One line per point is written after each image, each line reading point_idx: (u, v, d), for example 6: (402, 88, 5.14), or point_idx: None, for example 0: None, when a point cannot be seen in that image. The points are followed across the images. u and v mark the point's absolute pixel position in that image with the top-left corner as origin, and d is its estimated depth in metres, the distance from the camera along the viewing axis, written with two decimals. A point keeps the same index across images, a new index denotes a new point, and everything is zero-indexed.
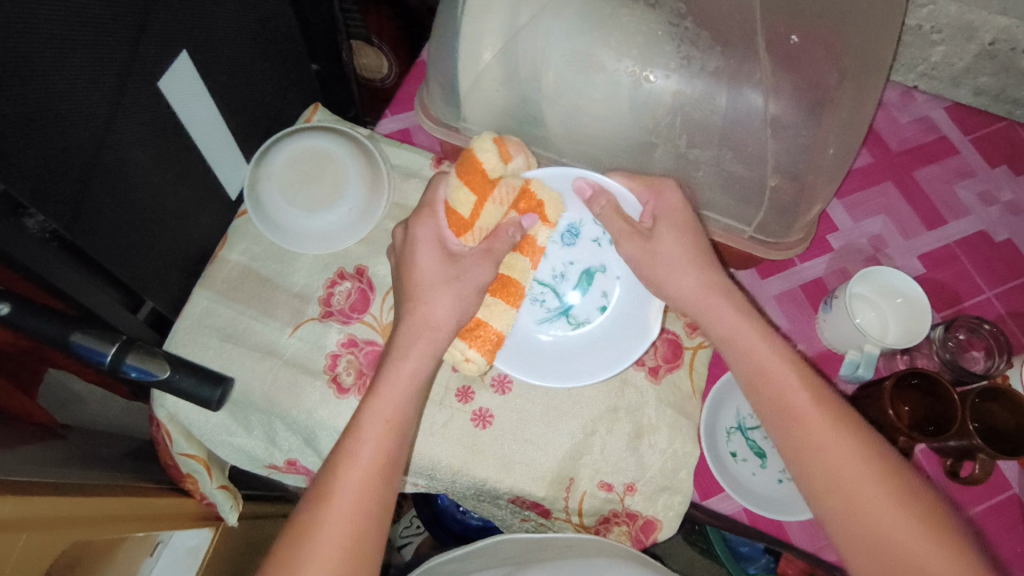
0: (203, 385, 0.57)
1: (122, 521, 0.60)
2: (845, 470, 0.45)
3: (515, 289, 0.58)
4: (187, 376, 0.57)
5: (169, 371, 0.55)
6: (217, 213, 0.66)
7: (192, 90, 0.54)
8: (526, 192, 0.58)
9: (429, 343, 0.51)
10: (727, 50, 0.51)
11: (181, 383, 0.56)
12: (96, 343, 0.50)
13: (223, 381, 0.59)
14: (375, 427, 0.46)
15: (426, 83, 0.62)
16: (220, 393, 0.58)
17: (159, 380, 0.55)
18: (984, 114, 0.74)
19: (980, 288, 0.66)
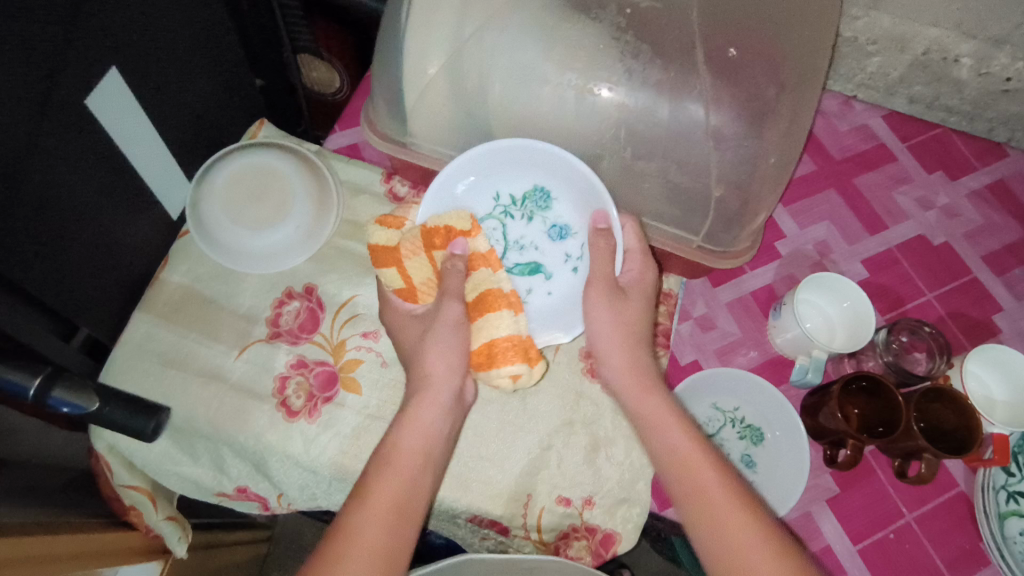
0: (135, 416, 0.55)
1: (59, 562, 0.56)
2: (742, 542, 0.42)
3: (495, 295, 0.53)
4: (119, 408, 0.54)
5: (99, 404, 0.53)
6: (157, 234, 0.63)
7: (125, 108, 0.52)
8: (430, 230, 0.55)
9: (452, 358, 0.53)
10: (667, 63, 0.52)
11: (112, 415, 0.54)
12: (20, 377, 0.48)
13: (157, 412, 0.57)
14: (417, 432, 0.49)
15: (372, 99, 0.61)
16: (154, 424, 0.56)
17: (90, 414, 0.52)
18: (918, 121, 0.77)
19: (920, 290, 0.68)
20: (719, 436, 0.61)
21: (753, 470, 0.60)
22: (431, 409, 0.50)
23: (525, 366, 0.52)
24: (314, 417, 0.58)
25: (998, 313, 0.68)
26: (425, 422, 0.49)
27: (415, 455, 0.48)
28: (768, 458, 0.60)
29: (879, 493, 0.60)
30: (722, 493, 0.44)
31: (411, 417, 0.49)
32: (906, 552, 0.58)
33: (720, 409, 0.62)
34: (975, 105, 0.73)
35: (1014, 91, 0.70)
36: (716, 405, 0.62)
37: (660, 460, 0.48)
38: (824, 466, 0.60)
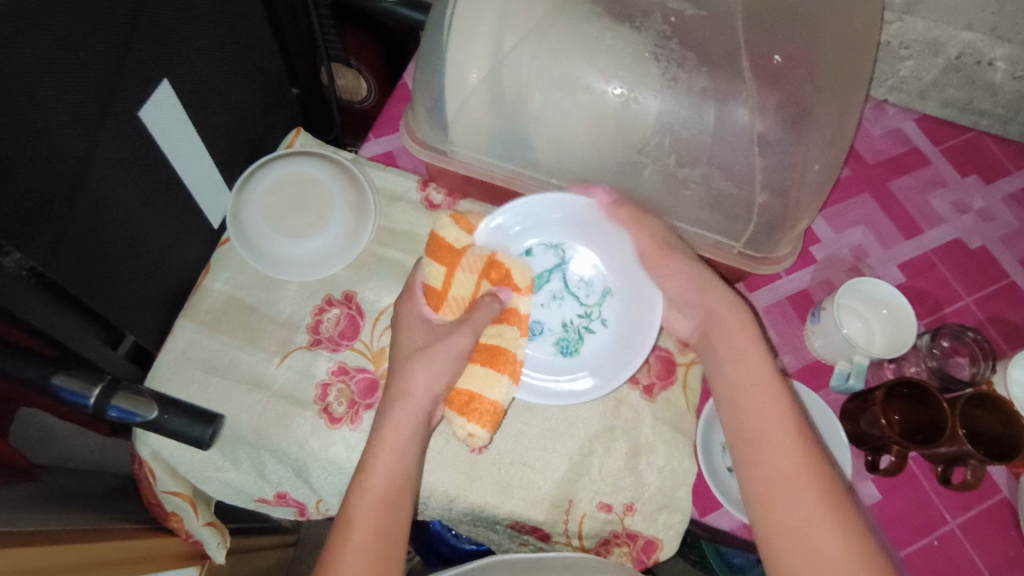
0: (192, 423, 0.55)
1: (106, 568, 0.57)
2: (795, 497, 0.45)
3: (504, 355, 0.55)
4: (177, 416, 0.55)
5: (158, 412, 0.53)
6: (199, 243, 0.64)
7: (174, 119, 0.53)
8: (494, 262, 0.58)
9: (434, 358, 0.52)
10: (711, 70, 0.52)
11: (170, 423, 0.54)
12: (79, 386, 0.49)
13: (213, 420, 0.56)
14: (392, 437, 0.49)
15: (412, 106, 0.61)
16: (211, 431, 0.56)
17: (148, 422, 0.53)
18: (952, 125, 0.77)
19: (958, 295, 0.68)
20: None
21: None
22: (400, 435, 0.50)
23: (488, 432, 0.53)
24: (356, 424, 0.59)
25: None
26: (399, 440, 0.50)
27: (389, 479, 0.48)
28: None
29: (922, 501, 0.59)
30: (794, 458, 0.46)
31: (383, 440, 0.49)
32: (950, 558, 0.58)
33: None
34: (1009, 108, 0.73)
35: None
36: None
37: (748, 431, 0.48)
38: (866, 471, 0.60)
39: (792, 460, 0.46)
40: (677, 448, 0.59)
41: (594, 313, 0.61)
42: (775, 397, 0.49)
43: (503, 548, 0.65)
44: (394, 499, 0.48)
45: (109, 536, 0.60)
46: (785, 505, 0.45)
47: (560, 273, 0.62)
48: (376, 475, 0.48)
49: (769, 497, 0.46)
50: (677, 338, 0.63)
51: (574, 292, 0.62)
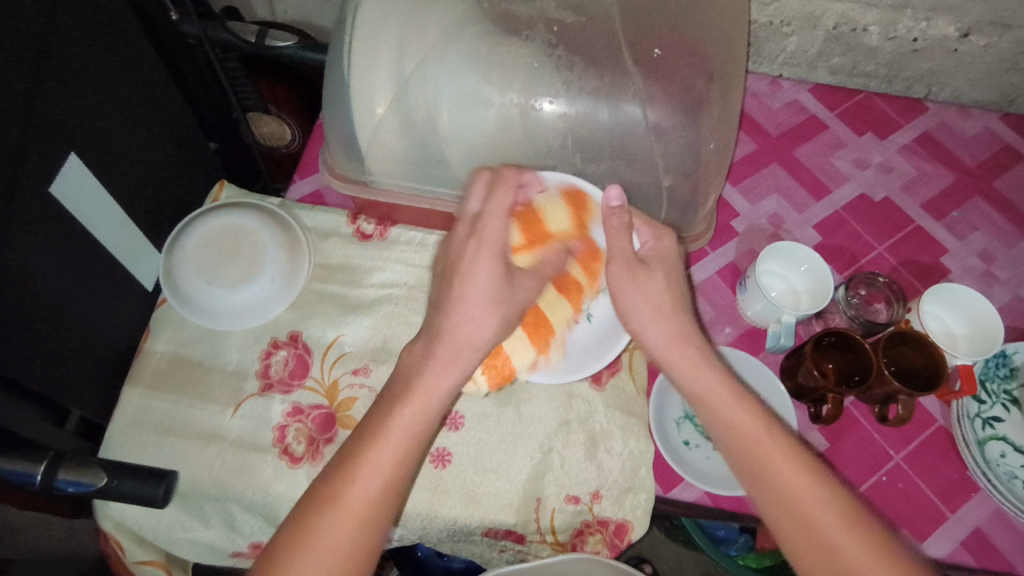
0: (144, 484, 0.53)
1: None
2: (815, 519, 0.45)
3: (547, 333, 0.54)
4: (127, 479, 0.53)
5: (107, 478, 0.51)
6: (136, 308, 0.64)
7: (88, 189, 0.54)
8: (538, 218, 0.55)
9: (481, 337, 0.48)
10: (600, 70, 0.56)
11: (121, 488, 0.52)
12: (23, 465, 0.48)
13: (165, 476, 0.55)
14: (443, 361, 0.47)
15: (327, 145, 0.63)
16: (164, 488, 0.54)
17: (100, 491, 0.51)
18: (842, 89, 0.82)
19: (871, 245, 0.72)
20: None
21: None
22: (448, 363, 0.47)
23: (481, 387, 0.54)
24: (317, 459, 0.59)
25: (945, 255, 0.72)
26: (418, 416, 0.46)
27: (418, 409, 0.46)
28: None
29: (867, 441, 0.63)
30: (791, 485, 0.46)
31: (404, 407, 0.46)
32: (900, 491, 0.61)
33: None
34: (890, 67, 0.79)
35: (922, 49, 0.76)
36: None
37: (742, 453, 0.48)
38: (811, 422, 0.63)
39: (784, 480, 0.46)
40: (633, 430, 0.61)
41: None
42: (732, 407, 0.49)
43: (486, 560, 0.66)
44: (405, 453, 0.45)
45: None
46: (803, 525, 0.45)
47: None
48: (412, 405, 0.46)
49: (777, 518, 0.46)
50: None
51: None
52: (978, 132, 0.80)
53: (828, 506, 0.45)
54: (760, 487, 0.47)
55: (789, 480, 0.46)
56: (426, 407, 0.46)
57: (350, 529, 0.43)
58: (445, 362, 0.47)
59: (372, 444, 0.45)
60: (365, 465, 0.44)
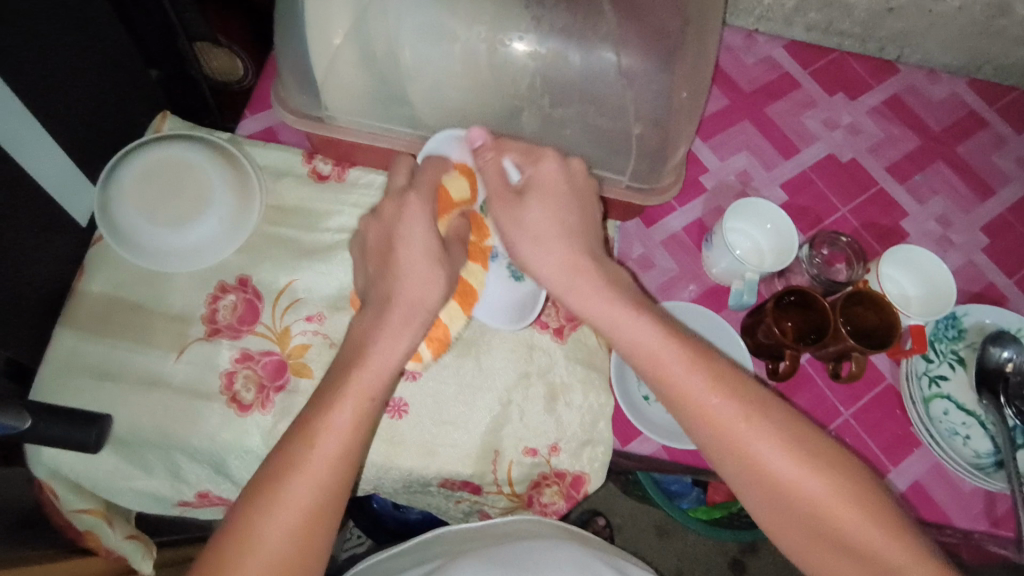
0: (75, 428, 0.51)
1: None
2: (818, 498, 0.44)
3: (474, 297, 0.56)
4: (55, 423, 0.50)
5: (30, 421, 0.49)
6: (68, 245, 0.59)
7: (8, 110, 0.48)
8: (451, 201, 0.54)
9: (406, 318, 0.48)
10: (573, 6, 0.53)
11: (48, 432, 0.50)
12: None
13: (98, 420, 0.53)
14: (392, 330, 0.47)
15: (279, 77, 0.58)
16: (97, 433, 0.53)
17: (22, 434, 0.49)
18: (816, 47, 0.81)
19: (835, 206, 0.73)
20: None
21: None
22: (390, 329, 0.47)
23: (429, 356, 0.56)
24: (267, 407, 0.57)
25: (905, 218, 0.73)
26: (373, 376, 0.46)
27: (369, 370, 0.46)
28: None
29: (819, 399, 0.64)
30: (783, 464, 0.45)
31: (346, 385, 0.45)
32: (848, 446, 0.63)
33: None
34: (865, 26, 0.78)
35: (897, 9, 0.75)
36: None
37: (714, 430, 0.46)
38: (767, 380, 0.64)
39: (777, 454, 0.45)
40: (593, 383, 0.61)
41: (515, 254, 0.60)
42: (692, 376, 0.47)
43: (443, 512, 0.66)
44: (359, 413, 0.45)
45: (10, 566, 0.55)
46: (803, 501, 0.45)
47: None
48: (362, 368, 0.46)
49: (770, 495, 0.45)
50: None
51: None
52: (945, 97, 0.80)
53: (835, 486, 0.44)
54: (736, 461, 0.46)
55: (806, 477, 0.45)
56: (368, 385, 0.45)
57: (311, 501, 0.42)
58: (394, 325, 0.47)
59: (323, 418, 0.44)
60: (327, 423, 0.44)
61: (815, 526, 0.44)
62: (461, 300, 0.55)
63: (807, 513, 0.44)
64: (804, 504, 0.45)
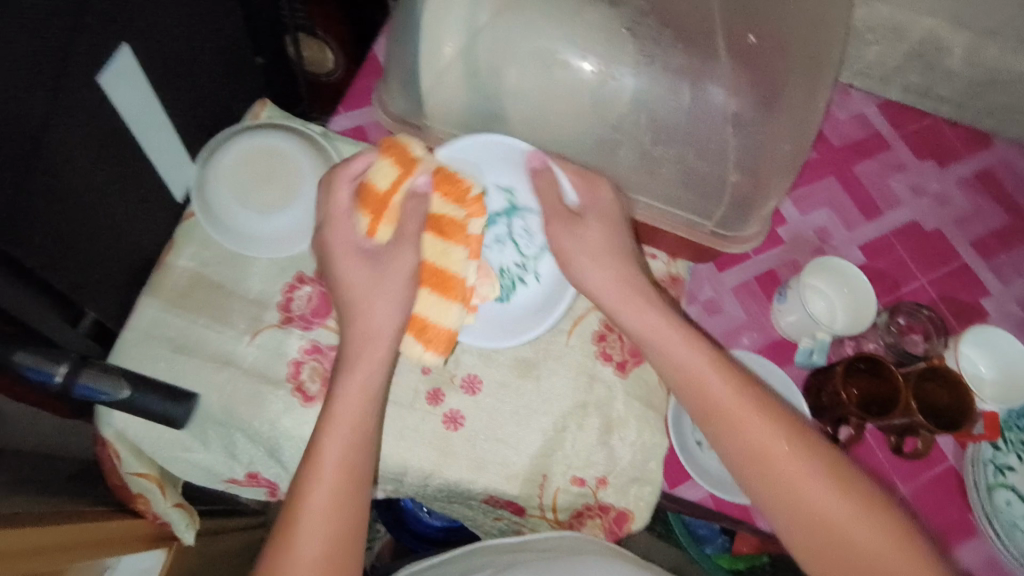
0: (170, 403, 0.54)
1: (77, 548, 0.56)
2: (826, 506, 0.45)
3: (455, 281, 0.54)
4: (151, 395, 0.54)
5: (130, 390, 0.52)
6: (162, 218, 0.61)
7: (138, 87, 0.50)
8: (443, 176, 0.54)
9: (375, 352, 0.50)
10: (690, 48, 0.53)
11: (145, 402, 0.53)
12: (43, 364, 0.47)
13: (188, 399, 0.56)
14: (368, 361, 0.49)
15: (386, 82, 0.59)
16: (186, 410, 0.55)
17: (120, 401, 0.52)
18: (912, 110, 0.79)
19: (914, 275, 0.71)
20: None
21: None
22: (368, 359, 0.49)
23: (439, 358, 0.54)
24: None
25: (985, 297, 0.71)
26: (355, 418, 0.47)
27: (355, 397, 0.48)
28: None
29: (876, 471, 0.63)
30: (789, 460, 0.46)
31: (337, 412, 0.47)
32: None
33: None
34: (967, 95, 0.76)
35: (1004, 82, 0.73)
36: None
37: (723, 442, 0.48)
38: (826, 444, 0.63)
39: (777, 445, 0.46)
40: (650, 423, 0.61)
41: (529, 266, 0.60)
42: (715, 381, 0.49)
43: (477, 524, 0.67)
44: (354, 431, 0.47)
45: (76, 518, 0.58)
46: (809, 505, 0.45)
47: (508, 217, 0.60)
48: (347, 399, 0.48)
49: (776, 500, 0.46)
50: None
51: (514, 239, 0.60)
52: None
53: (835, 488, 0.45)
54: (744, 458, 0.47)
55: (817, 484, 0.45)
56: (351, 416, 0.47)
57: (325, 517, 0.45)
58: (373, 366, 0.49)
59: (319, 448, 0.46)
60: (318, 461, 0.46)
61: (829, 539, 0.45)
62: (439, 289, 0.53)
63: (815, 523, 0.45)
64: (830, 520, 0.45)
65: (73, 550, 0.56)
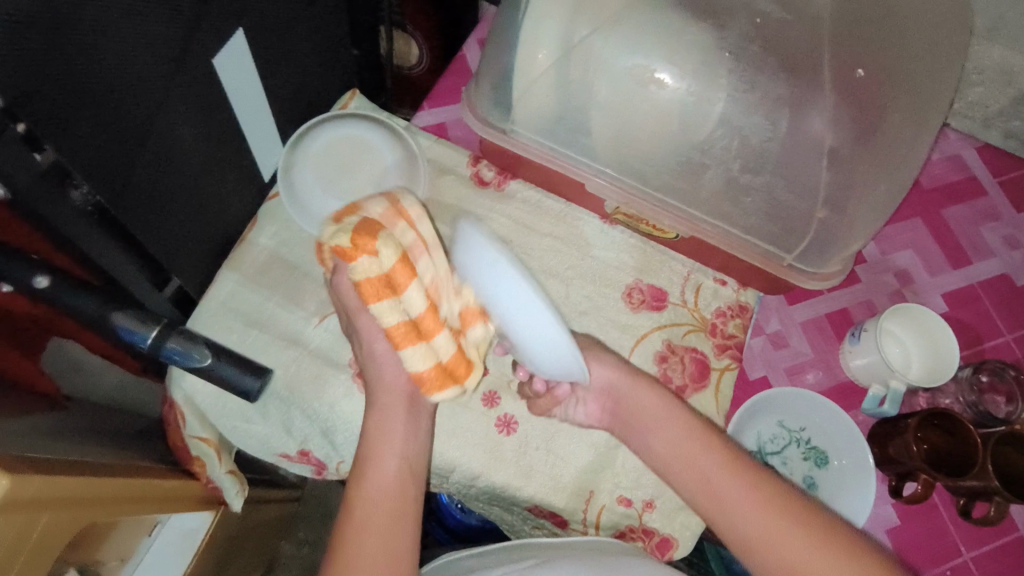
0: (244, 374, 0.56)
1: (151, 503, 0.59)
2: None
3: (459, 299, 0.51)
4: (229, 364, 0.55)
5: (211, 358, 0.54)
6: (249, 195, 0.63)
7: (245, 70, 0.52)
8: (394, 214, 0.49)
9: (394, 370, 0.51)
10: (792, 77, 0.52)
11: (221, 371, 0.55)
12: (137, 326, 0.50)
13: (263, 372, 0.57)
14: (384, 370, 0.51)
15: (476, 82, 0.60)
16: (259, 385, 0.56)
17: (201, 368, 0.54)
18: (1012, 157, 0.75)
19: (999, 330, 0.67)
20: (781, 455, 0.62)
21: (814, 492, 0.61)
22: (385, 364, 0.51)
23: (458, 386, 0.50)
24: None
25: None
26: (402, 428, 0.50)
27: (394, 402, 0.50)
28: (832, 484, 0.61)
29: (937, 531, 0.60)
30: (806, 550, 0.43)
31: (384, 422, 0.50)
32: None
33: (785, 427, 0.63)
34: None
35: None
36: (783, 423, 0.63)
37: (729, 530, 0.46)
38: (888, 496, 0.61)
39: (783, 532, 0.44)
40: None
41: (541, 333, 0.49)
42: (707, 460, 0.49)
43: (515, 529, 0.67)
44: (409, 447, 0.50)
45: (152, 473, 0.61)
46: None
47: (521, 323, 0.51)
48: (383, 404, 0.50)
49: None
50: (713, 343, 0.63)
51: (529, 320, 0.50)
52: None
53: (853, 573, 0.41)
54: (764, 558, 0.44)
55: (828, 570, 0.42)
56: (402, 427, 0.50)
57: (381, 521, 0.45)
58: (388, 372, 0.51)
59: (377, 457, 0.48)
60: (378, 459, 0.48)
61: None
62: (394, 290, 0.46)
63: None
64: None
65: (147, 504, 0.59)
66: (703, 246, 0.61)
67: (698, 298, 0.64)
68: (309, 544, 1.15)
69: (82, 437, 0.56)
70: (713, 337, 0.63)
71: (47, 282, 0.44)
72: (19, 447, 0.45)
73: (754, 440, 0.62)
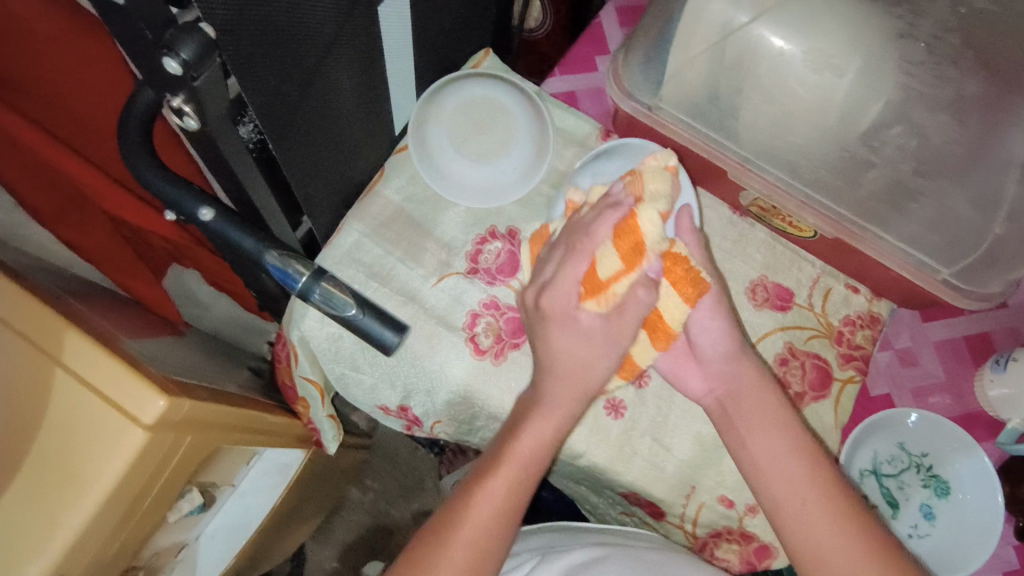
0: (382, 325, 0.49)
1: (260, 436, 0.60)
2: None
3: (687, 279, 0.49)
4: (368, 314, 0.49)
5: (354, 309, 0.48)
6: (378, 147, 0.63)
7: (401, 21, 0.51)
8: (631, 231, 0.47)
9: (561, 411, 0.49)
10: None
11: (361, 321, 0.49)
12: (289, 264, 0.46)
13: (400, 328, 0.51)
14: (498, 482, 0.47)
15: (621, 50, 0.55)
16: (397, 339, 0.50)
17: (342, 317, 0.48)
18: None
19: None
20: (898, 478, 0.59)
21: (931, 523, 0.58)
22: (506, 486, 0.47)
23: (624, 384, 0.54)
24: (499, 360, 0.59)
25: None
26: (481, 533, 0.46)
27: (485, 520, 0.46)
28: (950, 517, 0.57)
29: None
30: None
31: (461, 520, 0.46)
32: None
33: (906, 451, 0.59)
34: None
35: None
36: (903, 445, 0.59)
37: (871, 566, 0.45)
38: (1012, 538, 0.57)
39: None
40: None
41: None
42: None
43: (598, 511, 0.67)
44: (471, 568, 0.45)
45: (261, 406, 0.62)
46: None
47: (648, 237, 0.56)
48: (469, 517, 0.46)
49: None
50: (839, 352, 0.60)
51: None
52: None
53: None
54: None
55: None
56: (481, 534, 0.46)
57: None
58: (493, 493, 0.47)
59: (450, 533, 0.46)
60: (452, 529, 0.46)
61: None
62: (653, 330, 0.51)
63: None
64: None
65: (257, 436, 0.60)
66: (844, 250, 0.57)
67: (826, 304, 0.61)
68: (373, 491, 1.19)
69: (202, 367, 0.58)
70: (839, 345, 0.60)
71: (212, 214, 0.44)
72: (166, 370, 0.47)
73: (870, 459, 0.59)
